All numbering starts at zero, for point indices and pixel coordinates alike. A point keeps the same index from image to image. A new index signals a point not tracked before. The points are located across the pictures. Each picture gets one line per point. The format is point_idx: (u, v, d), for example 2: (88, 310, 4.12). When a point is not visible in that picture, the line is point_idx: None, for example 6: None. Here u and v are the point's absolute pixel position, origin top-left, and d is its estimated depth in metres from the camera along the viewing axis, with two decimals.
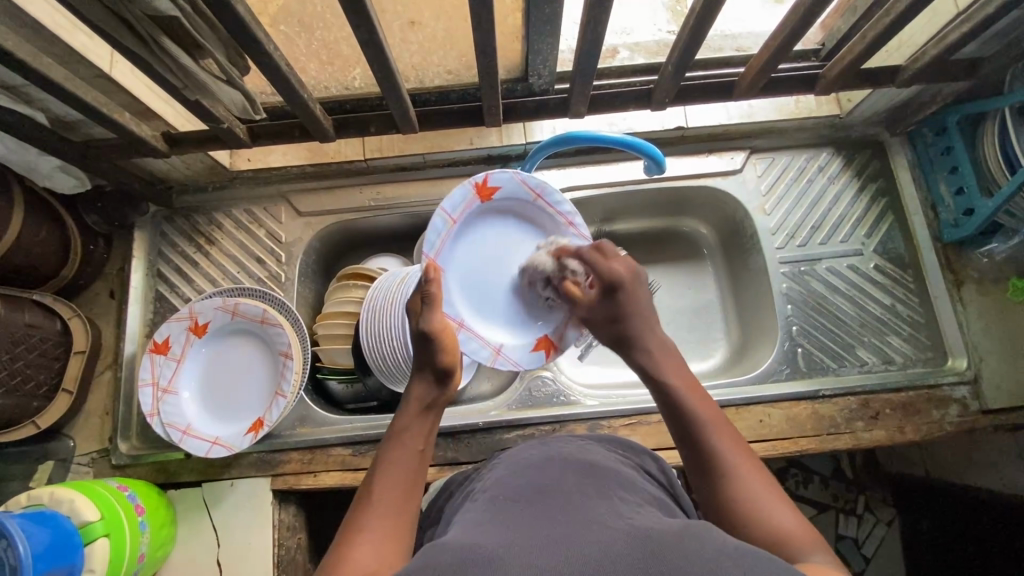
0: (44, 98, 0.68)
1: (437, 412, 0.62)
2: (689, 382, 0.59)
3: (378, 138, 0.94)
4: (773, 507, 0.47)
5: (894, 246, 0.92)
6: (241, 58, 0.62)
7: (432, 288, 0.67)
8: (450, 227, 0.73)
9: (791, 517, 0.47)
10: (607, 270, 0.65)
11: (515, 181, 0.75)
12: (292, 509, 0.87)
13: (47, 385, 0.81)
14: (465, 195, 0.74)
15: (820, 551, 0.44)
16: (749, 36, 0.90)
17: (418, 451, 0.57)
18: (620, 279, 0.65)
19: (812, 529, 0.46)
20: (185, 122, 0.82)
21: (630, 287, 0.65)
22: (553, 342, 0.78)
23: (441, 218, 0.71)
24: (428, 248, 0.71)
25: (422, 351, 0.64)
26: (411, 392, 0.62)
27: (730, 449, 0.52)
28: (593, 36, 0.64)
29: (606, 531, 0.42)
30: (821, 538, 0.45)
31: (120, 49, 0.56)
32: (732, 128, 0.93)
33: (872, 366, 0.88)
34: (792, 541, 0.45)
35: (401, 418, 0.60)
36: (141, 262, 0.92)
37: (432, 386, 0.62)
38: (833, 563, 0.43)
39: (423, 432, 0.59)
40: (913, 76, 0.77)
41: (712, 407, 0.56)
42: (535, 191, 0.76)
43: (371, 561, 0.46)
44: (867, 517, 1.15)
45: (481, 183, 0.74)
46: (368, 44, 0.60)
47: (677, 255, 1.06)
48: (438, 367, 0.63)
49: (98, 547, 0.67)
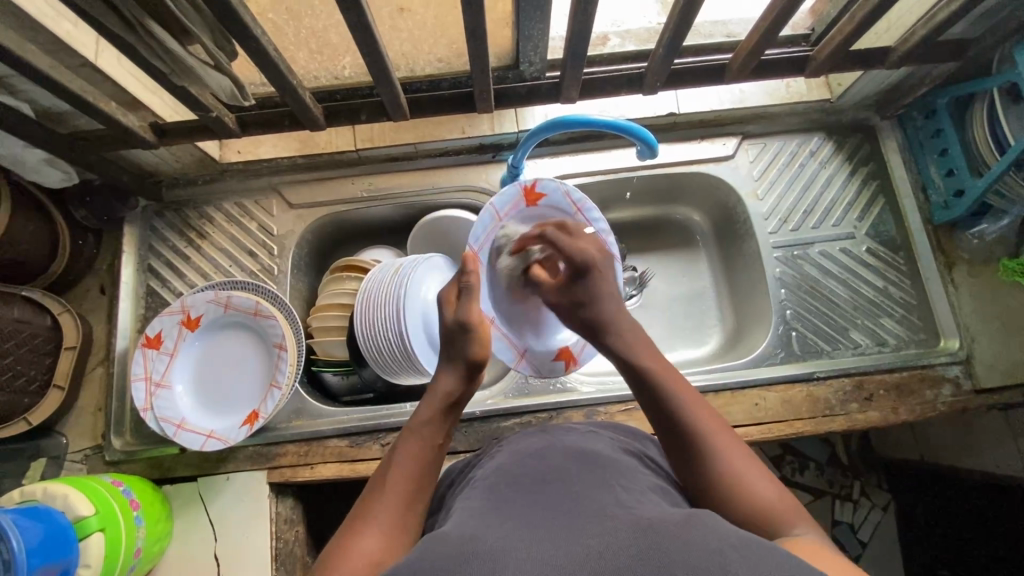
0: (30, 90, 0.67)
1: (460, 409, 0.61)
2: (660, 359, 0.59)
3: (369, 128, 0.94)
4: (756, 481, 0.48)
5: (886, 229, 0.93)
6: (229, 43, 0.62)
7: (469, 278, 0.69)
8: (496, 223, 0.77)
9: (770, 488, 0.48)
10: (576, 252, 0.69)
11: (562, 192, 0.77)
12: (289, 502, 0.87)
13: (38, 381, 0.80)
14: (514, 196, 0.77)
15: (801, 524, 0.46)
16: (739, 21, 0.89)
17: (438, 445, 0.57)
18: (589, 261, 0.68)
19: (788, 500, 0.48)
20: (174, 114, 0.82)
21: (599, 269, 0.68)
22: (574, 354, 0.82)
23: (489, 213, 0.75)
24: (472, 240, 0.75)
25: (453, 345, 0.64)
26: (438, 385, 0.61)
27: (708, 428, 0.52)
28: (583, 18, 0.64)
29: (609, 521, 0.42)
30: (796, 506, 0.48)
31: (105, 34, 0.55)
32: (724, 113, 0.94)
33: (865, 348, 0.88)
34: (772, 513, 0.47)
35: (423, 410, 0.59)
36: (132, 257, 0.91)
37: (459, 382, 0.62)
38: (815, 534, 0.45)
39: (443, 428, 0.58)
40: (902, 56, 0.77)
41: (684, 383, 0.56)
42: (577, 205, 0.77)
43: (374, 554, 0.46)
44: (863, 502, 1.15)
45: (529, 188, 0.76)
46: (357, 27, 0.59)
47: (671, 243, 1.06)
48: (470, 360, 0.63)
49: (94, 542, 0.67)
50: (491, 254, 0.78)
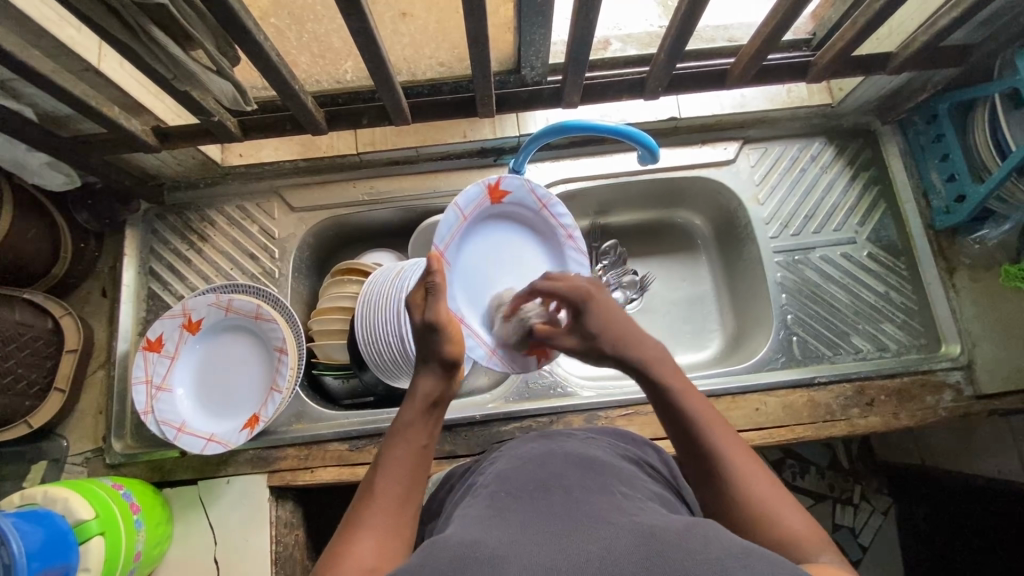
0: (33, 93, 0.67)
1: (444, 408, 0.60)
2: (685, 381, 0.58)
3: (371, 132, 0.94)
4: (780, 509, 0.48)
5: (887, 234, 0.93)
6: (232, 48, 0.62)
7: (436, 278, 0.64)
8: (460, 222, 0.73)
9: (797, 516, 0.47)
10: (567, 287, 0.65)
11: (525, 188, 0.78)
12: (289, 506, 0.87)
13: (39, 384, 0.81)
14: (479, 192, 0.74)
15: (827, 551, 0.45)
16: (740, 26, 0.89)
17: (422, 447, 0.56)
18: (583, 295, 0.65)
19: (815, 526, 0.47)
20: (177, 118, 0.82)
21: (595, 301, 0.65)
22: (546, 349, 0.78)
23: (457, 211, 0.71)
24: (440, 240, 0.70)
25: (423, 344, 0.62)
26: (419, 386, 0.60)
27: (730, 453, 0.52)
28: (585, 23, 0.64)
29: (608, 527, 0.42)
30: (825, 536, 0.46)
31: (108, 40, 0.55)
32: (726, 118, 0.93)
33: (866, 353, 0.88)
34: (799, 542, 0.45)
35: (408, 411, 0.58)
36: (133, 260, 0.91)
37: (437, 383, 0.61)
38: (841, 561, 0.44)
39: (428, 429, 0.57)
40: (903, 63, 0.77)
41: (709, 406, 0.55)
42: (541, 201, 0.80)
43: (370, 560, 0.46)
44: (864, 506, 1.15)
45: (494, 184, 0.76)
46: (359, 33, 0.59)
47: (672, 247, 1.06)
48: (444, 359, 0.61)
49: (93, 547, 0.67)
50: (455, 254, 0.74)
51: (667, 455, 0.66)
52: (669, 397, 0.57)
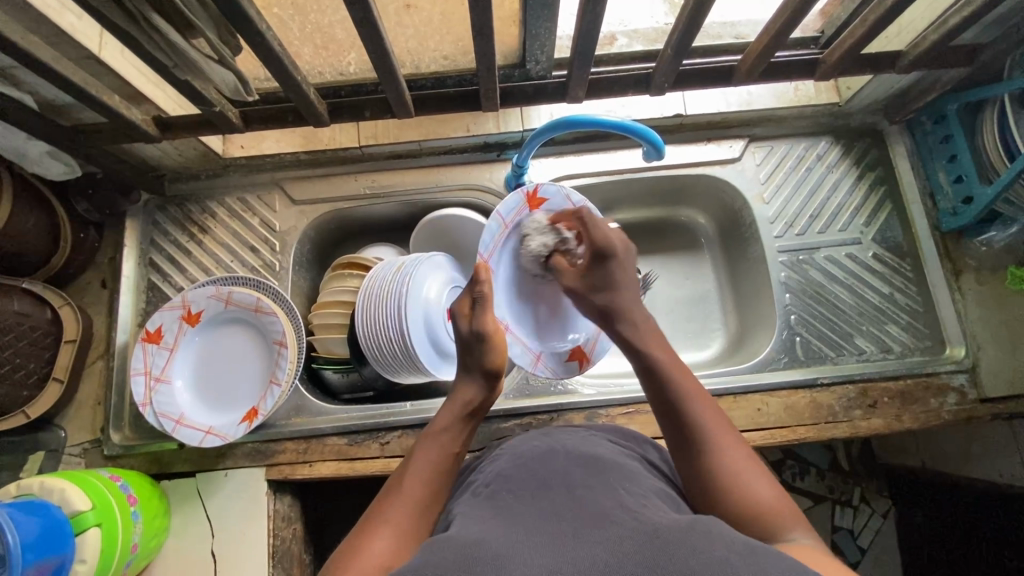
0: (32, 81, 0.67)
1: (479, 418, 0.63)
2: (673, 358, 0.62)
3: (374, 125, 0.93)
4: (758, 484, 0.51)
5: (893, 235, 0.92)
6: (234, 37, 0.61)
7: (482, 289, 0.69)
8: (503, 230, 0.80)
9: (773, 494, 0.50)
10: (604, 236, 0.70)
11: (562, 196, 0.79)
12: (287, 500, 0.86)
13: (37, 373, 0.80)
14: (517, 203, 0.79)
15: (798, 527, 0.48)
16: (748, 23, 0.88)
17: (455, 453, 0.58)
18: (612, 247, 0.70)
19: (790, 505, 0.50)
20: (178, 108, 0.81)
21: (620, 259, 0.70)
22: (586, 352, 0.83)
23: (494, 222, 0.78)
24: (483, 249, 0.78)
25: (467, 355, 0.66)
26: (461, 393, 0.63)
27: (713, 427, 0.55)
28: (592, 16, 0.63)
29: (613, 527, 0.41)
30: (798, 514, 0.49)
31: (109, 27, 0.55)
32: (731, 116, 0.93)
33: (870, 355, 0.88)
34: (773, 518, 0.48)
35: (446, 414, 0.61)
36: (134, 251, 0.91)
37: (480, 394, 0.64)
38: (810, 538, 0.47)
39: (462, 435, 0.60)
40: (913, 61, 0.76)
41: (694, 382, 0.59)
42: (579, 207, 0.80)
43: (388, 553, 0.47)
44: (863, 509, 1.14)
45: (531, 193, 0.79)
46: (363, 23, 0.58)
47: (675, 246, 1.05)
48: (488, 367, 0.65)
49: (89, 536, 0.67)
50: (499, 261, 0.81)
51: (668, 454, 0.65)
52: (660, 370, 0.60)
